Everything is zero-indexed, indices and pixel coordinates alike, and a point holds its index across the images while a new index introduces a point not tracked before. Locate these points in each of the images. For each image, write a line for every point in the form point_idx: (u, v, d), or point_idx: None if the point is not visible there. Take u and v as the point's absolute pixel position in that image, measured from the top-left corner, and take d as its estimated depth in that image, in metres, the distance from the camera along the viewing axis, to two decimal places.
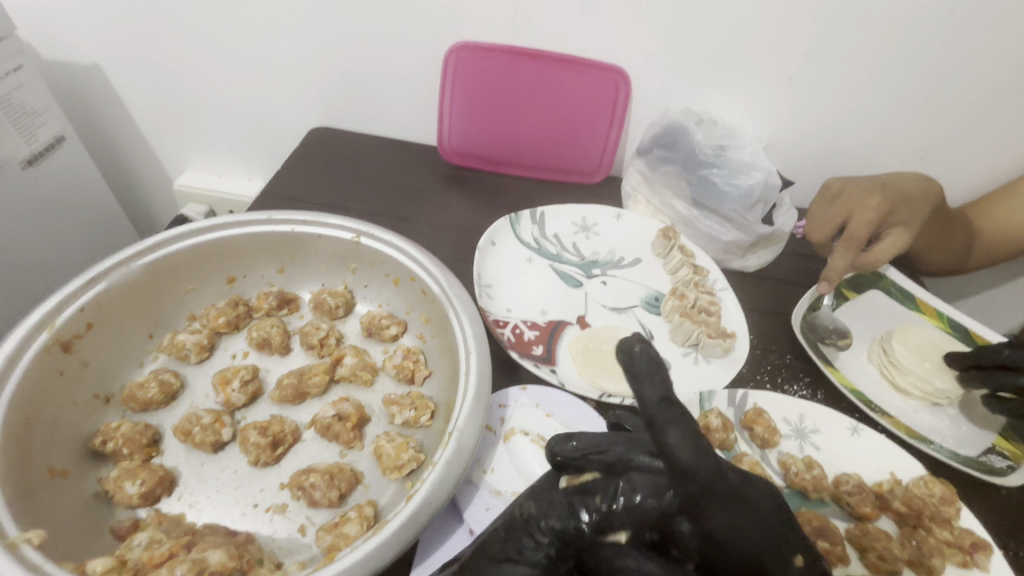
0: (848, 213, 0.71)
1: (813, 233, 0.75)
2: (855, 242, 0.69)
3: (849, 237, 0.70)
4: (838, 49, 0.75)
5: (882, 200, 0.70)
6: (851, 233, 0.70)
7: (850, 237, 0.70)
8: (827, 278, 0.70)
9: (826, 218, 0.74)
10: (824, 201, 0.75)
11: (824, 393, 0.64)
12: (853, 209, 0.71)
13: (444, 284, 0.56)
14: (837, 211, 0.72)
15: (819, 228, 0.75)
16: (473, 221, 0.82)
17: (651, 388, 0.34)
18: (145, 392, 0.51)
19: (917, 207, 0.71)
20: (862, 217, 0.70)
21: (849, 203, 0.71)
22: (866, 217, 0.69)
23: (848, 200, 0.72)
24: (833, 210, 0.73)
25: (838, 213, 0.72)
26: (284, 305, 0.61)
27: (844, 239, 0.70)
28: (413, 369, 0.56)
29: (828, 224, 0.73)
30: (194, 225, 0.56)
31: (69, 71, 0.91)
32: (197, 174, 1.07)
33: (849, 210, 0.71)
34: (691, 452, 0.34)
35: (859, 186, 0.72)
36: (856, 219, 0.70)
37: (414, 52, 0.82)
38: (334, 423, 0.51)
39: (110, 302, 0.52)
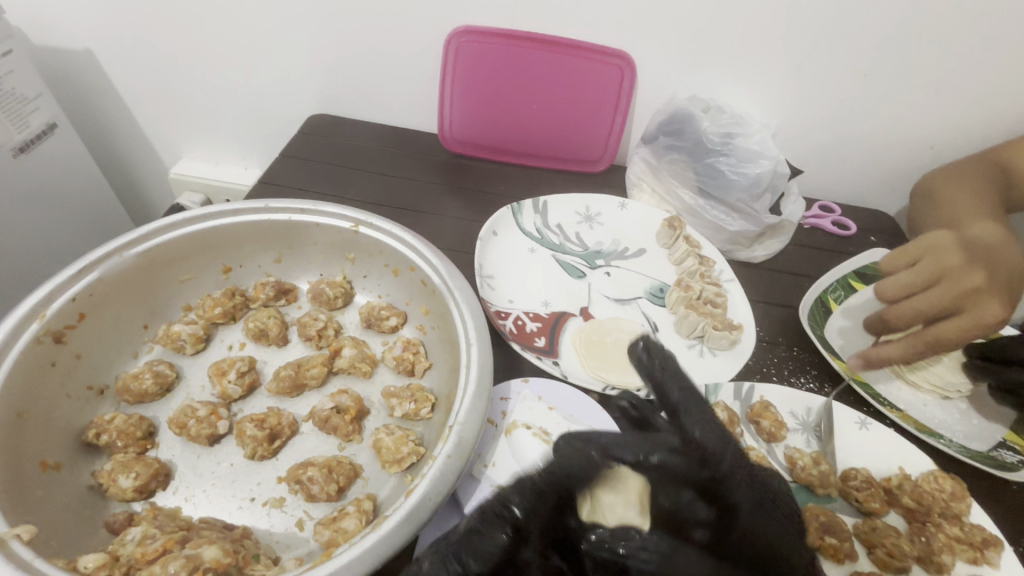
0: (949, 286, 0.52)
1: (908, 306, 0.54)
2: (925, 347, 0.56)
3: (920, 335, 0.56)
4: (849, 34, 0.73)
5: (994, 281, 0.51)
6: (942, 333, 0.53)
7: (925, 334, 0.55)
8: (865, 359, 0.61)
9: (921, 295, 0.53)
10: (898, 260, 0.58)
11: (832, 386, 0.63)
12: (965, 293, 0.51)
13: (444, 274, 0.54)
14: (941, 289, 0.52)
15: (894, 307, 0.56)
16: (474, 211, 0.80)
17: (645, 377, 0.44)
18: (140, 383, 0.50)
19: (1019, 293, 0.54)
20: (968, 313, 0.52)
21: (962, 280, 0.52)
22: (973, 316, 0.52)
23: (965, 276, 0.52)
24: (926, 277, 0.54)
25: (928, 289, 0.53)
26: (281, 296, 0.59)
27: (925, 335, 0.55)
28: (413, 361, 0.55)
29: (922, 302, 0.53)
30: (188, 214, 0.54)
31: (60, 58, 0.89)
32: (193, 162, 1.05)
33: (968, 302, 0.51)
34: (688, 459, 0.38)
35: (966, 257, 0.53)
36: (955, 317, 0.52)
37: (413, 36, 0.80)
38: (333, 415, 0.50)
39: (103, 292, 0.50)
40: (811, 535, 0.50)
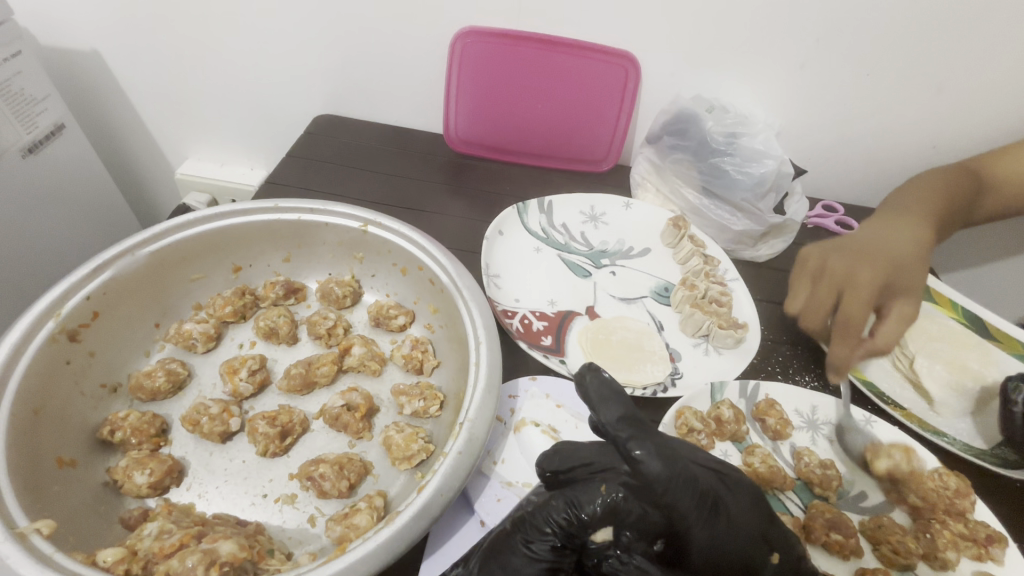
0: (844, 291, 0.61)
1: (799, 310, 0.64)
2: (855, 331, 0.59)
3: (845, 325, 0.60)
4: (851, 34, 0.73)
5: (876, 275, 0.61)
6: (848, 316, 0.60)
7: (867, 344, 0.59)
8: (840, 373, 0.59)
9: (814, 302, 0.63)
10: (806, 279, 0.66)
11: (836, 384, 0.64)
12: (847, 287, 0.62)
13: (453, 273, 0.55)
14: (819, 292, 0.63)
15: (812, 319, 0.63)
16: (480, 210, 0.81)
17: (609, 408, 0.38)
18: (152, 381, 0.50)
19: (912, 276, 0.63)
20: (861, 294, 0.60)
21: (838, 280, 0.62)
22: (861, 297, 0.60)
23: (839, 275, 0.62)
24: (807, 285, 0.65)
25: (811, 291, 0.64)
26: (290, 294, 0.60)
27: (840, 329, 0.60)
28: (421, 359, 0.56)
29: (811, 308, 0.63)
30: (198, 213, 0.55)
31: (68, 59, 0.90)
32: (198, 162, 1.06)
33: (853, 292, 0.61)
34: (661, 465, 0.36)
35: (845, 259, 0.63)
36: (851, 300, 0.61)
37: (418, 36, 0.81)
38: (344, 413, 0.50)
39: (116, 291, 0.51)
40: (816, 531, 0.51)
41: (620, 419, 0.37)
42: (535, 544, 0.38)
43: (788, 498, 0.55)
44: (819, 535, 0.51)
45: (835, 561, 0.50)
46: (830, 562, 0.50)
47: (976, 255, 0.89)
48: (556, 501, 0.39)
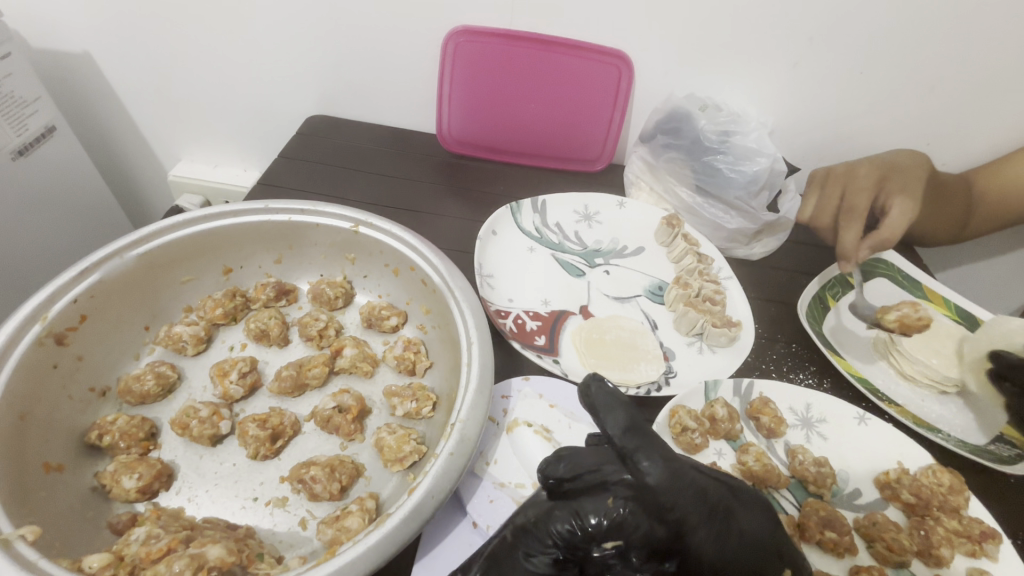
0: (847, 186, 0.75)
1: (808, 211, 0.78)
2: (857, 212, 0.73)
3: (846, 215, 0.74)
4: (843, 32, 0.73)
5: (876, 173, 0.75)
6: (850, 206, 0.74)
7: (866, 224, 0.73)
8: (846, 258, 0.72)
9: (823, 203, 0.77)
10: (813, 188, 0.78)
11: (831, 382, 0.64)
12: (849, 183, 0.75)
13: (445, 274, 0.54)
14: (827, 193, 0.77)
15: (818, 216, 0.78)
16: (474, 210, 0.81)
17: (613, 420, 0.39)
18: (141, 384, 0.49)
19: (911, 179, 0.74)
20: (858, 189, 0.75)
21: (842, 179, 0.76)
22: (859, 189, 0.74)
23: (842, 175, 0.76)
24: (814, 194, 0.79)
25: (819, 195, 0.78)
26: (281, 296, 0.59)
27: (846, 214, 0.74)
28: (414, 360, 0.55)
29: (818, 207, 0.77)
30: (188, 214, 0.54)
31: (59, 61, 0.89)
32: (191, 164, 1.05)
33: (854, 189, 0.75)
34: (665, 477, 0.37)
35: (849, 167, 0.77)
36: (852, 192, 0.75)
37: (410, 36, 0.80)
38: (335, 415, 0.50)
39: (104, 294, 0.50)
40: (811, 529, 0.51)
41: (625, 431, 0.38)
42: (536, 557, 0.38)
43: (783, 497, 0.54)
44: (815, 536, 0.51)
45: (830, 562, 0.50)
46: (823, 560, 0.50)
47: (968, 253, 0.90)
48: (561, 511, 0.39)
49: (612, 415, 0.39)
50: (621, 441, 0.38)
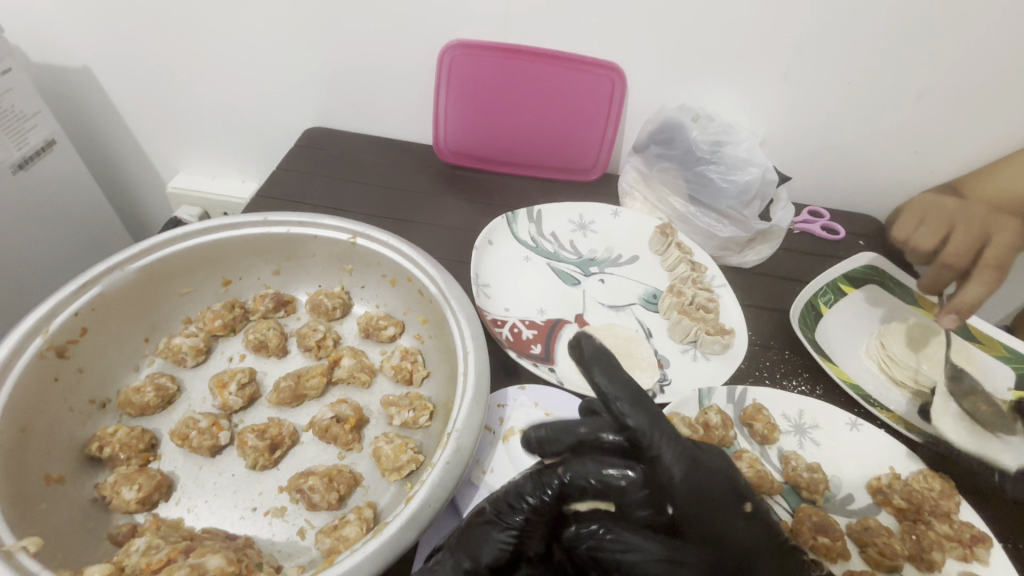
0: (992, 233, 0.72)
1: (947, 245, 0.75)
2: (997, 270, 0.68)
3: (982, 264, 0.70)
4: (831, 44, 0.75)
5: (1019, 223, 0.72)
6: (991, 254, 0.70)
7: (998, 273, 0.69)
8: (958, 311, 0.68)
9: (966, 242, 0.73)
10: (964, 229, 0.74)
11: (823, 388, 0.65)
12: (991, 231, 0.73)
13: (441, 284, 0.55)
14: (971, 235, 0.74)
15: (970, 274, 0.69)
16: (470, 220, 0.82)
17: (601, 370, 0.44)
18: (141, 396, 0.50)
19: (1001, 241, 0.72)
20: (1001, 244, 0.71)
21: (979, 227, 0.74)
22: (1005, 240, 0.71)
23: (985, 220, 0.74)
24: (935, 225, 0.80)
25: (950, 231, 0.77)
26: (280, 307, 0.60)
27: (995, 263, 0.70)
28: (411, 370, 0.56)
29: (957, 242, 0.74)
30: (188, 227, 0.55)
31: (60, 75, 0.91)
32: (190, 176, 1.06)
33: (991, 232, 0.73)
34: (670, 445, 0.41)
35: (982, 210, 0.75)
36: (997, 242, 0.71)
37: (407, 49, 0.82)
38: (333, 425, 0.50)
39: (105, 306, 0.51)
40: (804, 535, 0.51)
41: (625, 396, 0.43)
42: (504, 515, 0.42)
43: (776, 503, 0.55)
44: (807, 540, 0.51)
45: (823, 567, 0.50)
46: (817, 566, 0.51)
47: None
48: (526, 477, 0.43)
49: (617, 379, 0.43)
50: (619, 407, 0.42)
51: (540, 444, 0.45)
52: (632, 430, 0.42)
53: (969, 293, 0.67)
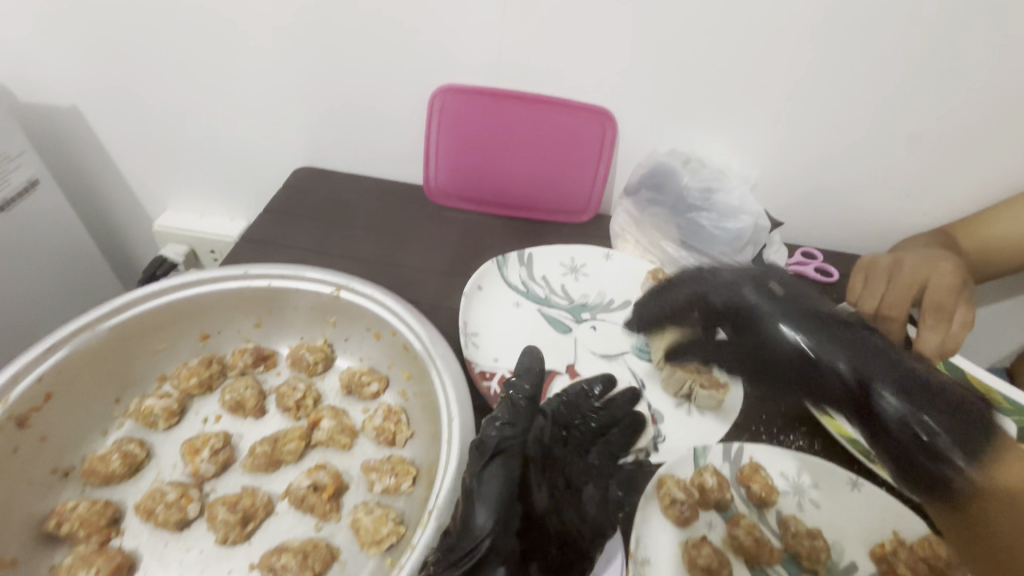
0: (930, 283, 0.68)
1: (884, 304, 0.68)
2: (944, 314, 0.66)
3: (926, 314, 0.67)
4: (820, 91, 0.75)
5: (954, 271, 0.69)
6: (931, 303, 0.67)
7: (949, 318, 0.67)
8: (923, 362, 0.66)
9: (899, 295, 0.68)
10: (881, 279, 0.70)
11: (821, 444, 0.62)
12: (929, 277, 0.68)
13: (426, 341, 0.54)
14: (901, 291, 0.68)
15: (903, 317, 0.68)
16: (460, 264, 0.80)
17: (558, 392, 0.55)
18: (106, 464, 0.47)
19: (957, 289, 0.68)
20: (942, 284, 0.68)
21: (920, 271, 0.69)
22: (941, 285, 0.68)
23: (919, 271, 0.69)
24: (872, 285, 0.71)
25: (886, 288, 0.69)
26: (259, 362, 0.58)
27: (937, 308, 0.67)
28: (394, 431, 0.54)
29: (894, 299, 0.68)
30: (164, 283, 0.53)
31: (47, 114, 0.90)
32: (177, 214, 1.04)
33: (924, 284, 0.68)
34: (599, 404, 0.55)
35: (917, 257, 0.70)
36: (934, 287, 0.68)
37: (399, 92, 0.82)
38: (310, 494, 0.48)
39: (72, 369, 0.48)
40: None
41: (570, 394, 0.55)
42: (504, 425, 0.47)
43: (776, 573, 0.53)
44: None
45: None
46: None
47: None
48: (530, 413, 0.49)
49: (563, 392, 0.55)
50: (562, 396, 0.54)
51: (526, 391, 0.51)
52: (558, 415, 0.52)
53: (927, 343, 0.65)
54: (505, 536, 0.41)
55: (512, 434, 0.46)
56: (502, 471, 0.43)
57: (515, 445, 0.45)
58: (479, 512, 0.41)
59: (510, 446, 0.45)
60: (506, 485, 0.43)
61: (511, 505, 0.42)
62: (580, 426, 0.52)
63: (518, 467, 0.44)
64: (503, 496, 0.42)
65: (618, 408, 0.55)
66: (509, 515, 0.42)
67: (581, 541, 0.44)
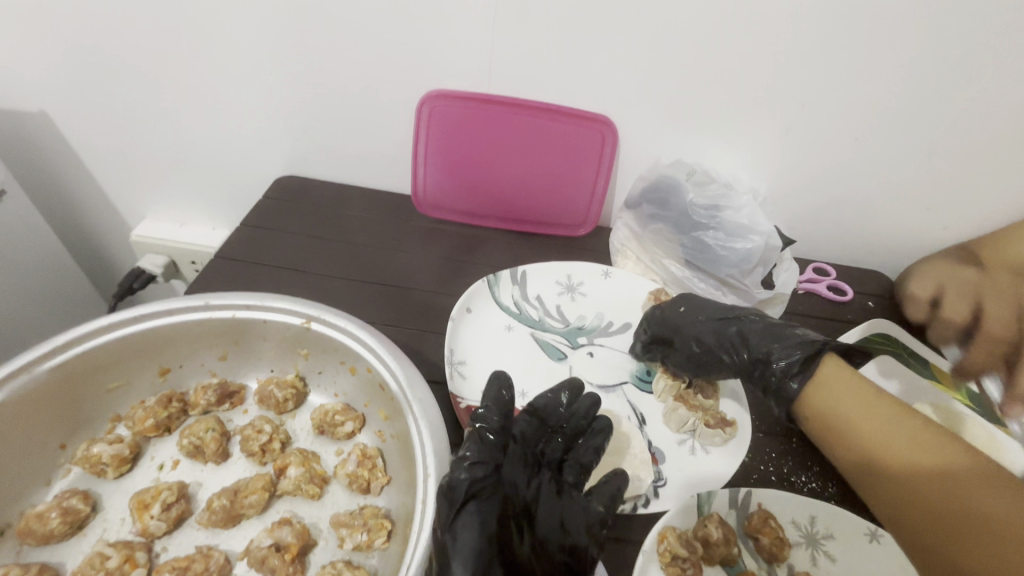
0: None
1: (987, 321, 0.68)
2: None
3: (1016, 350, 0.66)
4: (837, 99, 0.70)
5: None
6: (1007, 336, 0.67)
7: None
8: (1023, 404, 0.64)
9: None
10: None
11: (836, 487, 0.58)
12: None
13: (403, 380, 0.49)
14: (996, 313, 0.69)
15: None
16: (449, 282, 0.75)
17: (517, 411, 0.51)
18: (44, 524, 0.42)
19: None
20: None
21: None
22: (1017, 317, 0.67)
23: None
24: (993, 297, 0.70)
25: None
26: (224, 400, 0.53)
27: None
28: (368, 478, 0.49)
29: (996, 316, 0.68)
30: (113, 317, 0.48)
31: (13, 120, 0.85)
32: (156, 222, 1.00)
33: None
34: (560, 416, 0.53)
35: None
36: (1016, 318, 0.67)
37: (386, 98, 0.77)
38: (272, 555, 0.43)
39: (6, 417, 0.44)
40: None
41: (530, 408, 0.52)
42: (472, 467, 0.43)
43: None
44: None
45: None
46: None
47: None
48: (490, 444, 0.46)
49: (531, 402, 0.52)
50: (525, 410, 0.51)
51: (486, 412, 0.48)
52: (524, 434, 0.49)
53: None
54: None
55: (481, 474, 0.43)
56: (477, 516, 0.40)
57: (488, 487, 0.42)
58: (457, 570, 0.38)
59: (482, 488, 0.42)
60: (483, 533, 0.39)
61: (491, 553, 0.39)
62: (550, 442, 0.51)
63: (493, 509, 0.41)
64: (479, 547, 0.39)
65: (586, 418, 0.53)
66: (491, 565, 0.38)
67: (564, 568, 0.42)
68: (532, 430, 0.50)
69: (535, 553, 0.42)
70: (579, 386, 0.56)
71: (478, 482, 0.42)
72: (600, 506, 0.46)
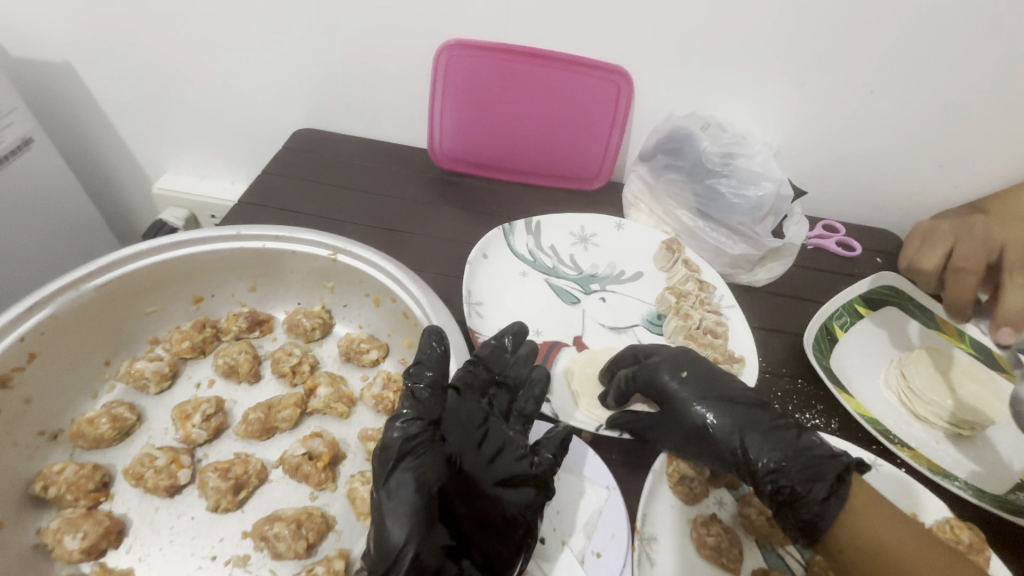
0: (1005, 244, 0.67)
1: (953, 258, 0.68)
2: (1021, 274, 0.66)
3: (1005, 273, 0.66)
4: (855, 51, 0.70)
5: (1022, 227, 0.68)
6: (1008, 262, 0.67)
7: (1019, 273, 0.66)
8: (1014, 323, 0.64)
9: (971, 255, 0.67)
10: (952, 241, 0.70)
11: (839, 422, 0.60)
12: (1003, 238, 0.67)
13: (426, 307, 0.51)
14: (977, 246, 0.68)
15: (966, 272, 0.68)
16: (465, 230, 0.77)
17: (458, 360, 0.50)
18: (95, 428, 0.46)
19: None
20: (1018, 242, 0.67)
21: (991, 235, 0.68)
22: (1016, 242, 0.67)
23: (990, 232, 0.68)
24: (934, 245, 0.72)
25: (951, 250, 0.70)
26: (255, 327, 0.56)
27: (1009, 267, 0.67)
28: (393, 400, 0.51)
29: (964, 251, 0.68)
30: (151, 243, 0.51)
31: (38, 71, 0.86)
32: (177, 176, 1.02)
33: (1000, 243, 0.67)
34: (511, 367, 0.52)
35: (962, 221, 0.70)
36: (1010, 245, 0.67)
37: (402, 49, 0.77)
38: (304, 462, 0.46)
39: (57, 329, 0.47)
40: None
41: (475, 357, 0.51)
42: (408, 426, 0.42)
43: (789, 554, 0.50)
44: (732, 561, 0.48)
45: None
46: None
47: None
48: (430, 403, 0.45)
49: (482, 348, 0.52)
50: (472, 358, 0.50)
51: (427, 354, 0.47)
52: (461, 383, 0.47)
53: (1014, 302, 0.64)
54: (428, 547, 0.37)
55: (417, 432, 0.42)
56: (412, 475, 0.39)
57: (422, 444, 0.41)
58: (395, 525, 0.37)
59: (416, 445, 0.41)
60: (419, 491, 0.39)
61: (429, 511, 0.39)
62: (496, 395, 0.50)
63: (433, 464, 0.40)
64: (418, 504, 0.38)
65: (526, 367, 0.52)
66: (431, 522, 0.38)
67: (513, 522, 0.41)
68: (474, 379, 0.48)
69: (473, 511, 0.41)
70: (523, 332, 0.54)
71: (414, 440, 0.41)
72: (548, 453, 0.46)
